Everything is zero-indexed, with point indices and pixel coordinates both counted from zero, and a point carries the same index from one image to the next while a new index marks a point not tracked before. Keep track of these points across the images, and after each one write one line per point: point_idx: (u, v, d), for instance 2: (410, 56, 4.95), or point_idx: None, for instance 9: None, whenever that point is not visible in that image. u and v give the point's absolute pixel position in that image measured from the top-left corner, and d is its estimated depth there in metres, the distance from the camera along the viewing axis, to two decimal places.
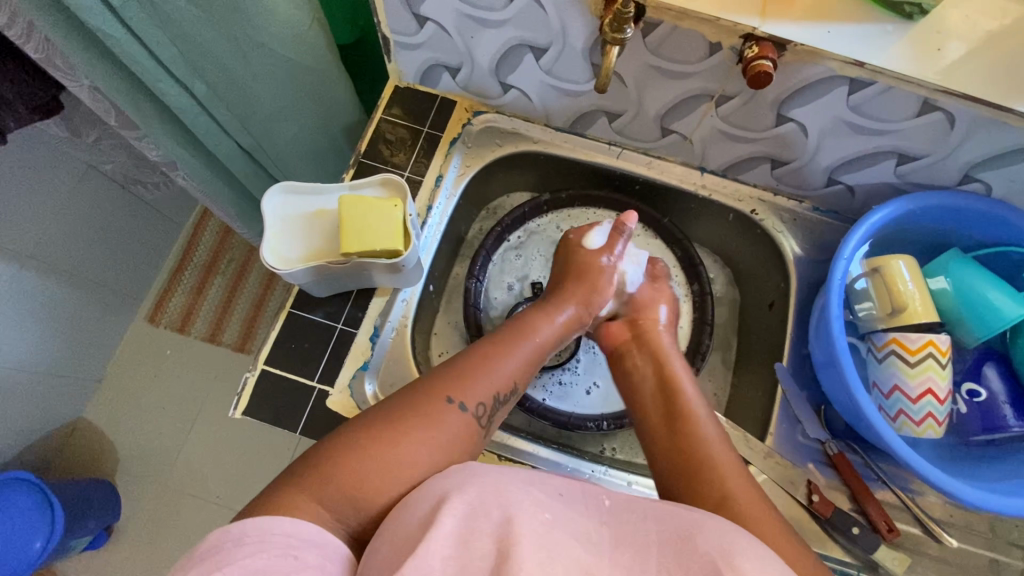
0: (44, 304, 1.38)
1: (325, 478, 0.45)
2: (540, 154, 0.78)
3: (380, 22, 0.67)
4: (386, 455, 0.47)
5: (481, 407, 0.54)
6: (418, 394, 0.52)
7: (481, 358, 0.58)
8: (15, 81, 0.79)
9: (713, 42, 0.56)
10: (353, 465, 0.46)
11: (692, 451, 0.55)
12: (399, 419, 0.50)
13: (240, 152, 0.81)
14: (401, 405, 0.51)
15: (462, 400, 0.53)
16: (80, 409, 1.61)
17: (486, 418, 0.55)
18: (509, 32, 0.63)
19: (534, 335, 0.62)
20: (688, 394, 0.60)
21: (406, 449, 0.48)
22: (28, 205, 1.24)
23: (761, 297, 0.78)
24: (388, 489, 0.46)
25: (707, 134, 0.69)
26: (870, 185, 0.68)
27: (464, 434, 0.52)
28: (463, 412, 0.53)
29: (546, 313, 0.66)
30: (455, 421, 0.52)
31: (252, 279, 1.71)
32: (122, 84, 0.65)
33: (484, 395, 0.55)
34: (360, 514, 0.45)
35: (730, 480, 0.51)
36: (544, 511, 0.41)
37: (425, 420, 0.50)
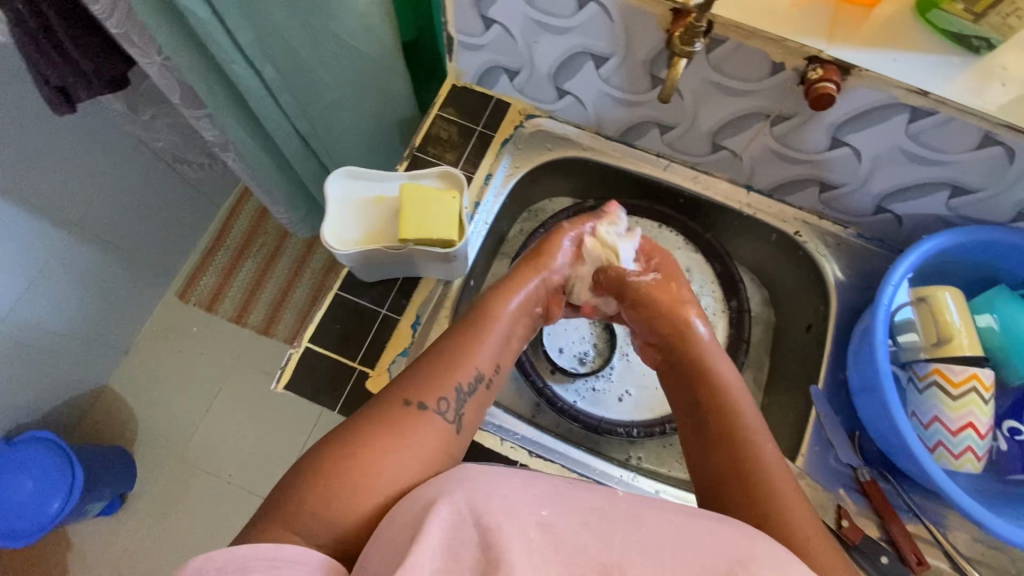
0: (81, 270, 1.43)
1: (295, 511, 0.44)
2: (588, 160, 0.79)
3: (447, 22, 0.70)
4: (354, 472, 0.46)
5: (444, 403, 0.53)
6: (374, 404, 0.52)
7: (443, 358, 0.56)
8: (92, 52, 0.83)
9: (777, 63, 0.57)
10: (316, 493, 0.45)
11: (736, 464, 0.52)
12: (360, 434, 0.49)
13: (296, 137, 0.84)
14: (364, 422, 0.50)
15: (422, 400, 0.52)
16: (106, 378, 1.65)
17: (454, 414, 0.53)
18: (574, 40, 0.65)
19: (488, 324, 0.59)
20: (737, 401, 0.56)
21: (378, 459, 0.47)
22: (80, 174, 1.30)
23: (798, 320, 0.78)
24: (365, 500, 0.45)
25: (758, 153, 0.70)
26: (918, 216, 0.68)
27: (439, 431, 0.51)
28: (426, 412, 0.52)
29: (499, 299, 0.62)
30: (423, 426, 0.51)
31: (281, 264, 1.74)
32: (197, 62, 0.68)
33: (446, 391, 0.53)
34: (332, 533, 0.44)
35: (782, 493, 0.49)
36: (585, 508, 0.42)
37: (395, 429, 0.49)
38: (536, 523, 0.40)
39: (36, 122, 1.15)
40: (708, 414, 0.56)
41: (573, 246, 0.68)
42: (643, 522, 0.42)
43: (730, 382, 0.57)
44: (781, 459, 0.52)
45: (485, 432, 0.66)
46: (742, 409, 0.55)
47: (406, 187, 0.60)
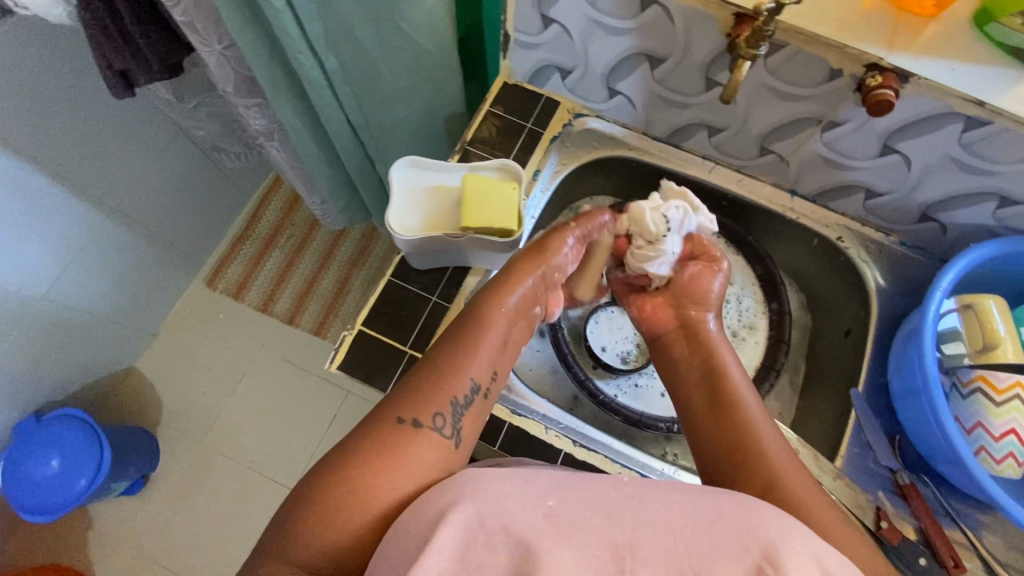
0: (116, 252, 1.46)
1: (296, 538, 0.47)
2: (634, 160, 0.81)
3: (506, 20, 0.72)
4: (348, 499, 0.47)
5: (438, 418, 0.54)
6: (368, 426, 0.53)
7: (431, 372, 0.56)
8: (155, 40, 0.86)
9: (835, 69, 0.59)
10: (314, 517, 0.47)
11: (740, 443, 0.57)
12: (354, 456, 0.50)
13: (348, 128, 0.86)
14: (358, 444, 0.51)
15: (417, 416, 0.53)
16: (133, 360, 1.67)
17: (450, 429, 0.54)
18: (632, 41, 0.66)
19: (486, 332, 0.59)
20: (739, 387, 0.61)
21: (373, 481, 0.48)
22: (122, 158, 1.33)
23: (836, 324, 0.79)
24: (356, 528, 0.47)
25: (805, 158, 0.71)
26: (964, 226, 0.69)
27: (431, 450, 0.52)
28: (421, 429, 0.52)
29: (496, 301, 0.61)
30: (417, 442, 0.51)
31: (309, 255, 1.76)
32: (264, 50, 0.71)
33: (440, 405, 0.54)
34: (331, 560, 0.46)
35: (781, 467, 0.55)
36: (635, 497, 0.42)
37: (390, 451, 0.50)
38: (542, 516, 0.41)
39: (86, 106, 1.18)
40: (716, 398, 0.61)
41: (574, 245, 0.68)
42: (703, 506, 0.43)
43: (734, 371, 0.63)
44: (778, 434, 0.59)
45: (530, 420, 0.68)
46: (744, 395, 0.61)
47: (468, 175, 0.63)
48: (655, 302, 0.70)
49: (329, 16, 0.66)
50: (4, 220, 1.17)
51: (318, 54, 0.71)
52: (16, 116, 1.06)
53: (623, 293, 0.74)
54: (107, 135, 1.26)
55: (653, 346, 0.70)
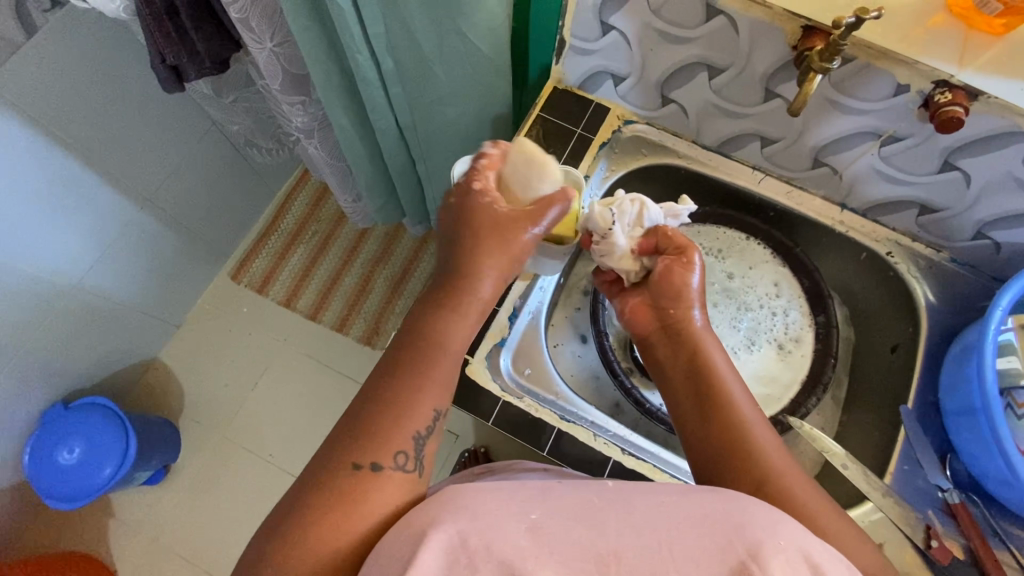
0: (146, 243, 1.47)
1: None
2: (682, 168, 0.81)
3: (563, 26, 0.72)
4: (306, 559, 0.43)
5: (402, 456, 0.48)
6: (330, 468, 0.47)
7: (381, 404, 0.50)
8: (208, 35, 0.86)
9: (903, 84, 0.58)
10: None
11: (737, 453, 0.51)
12: (308, 511, 0.45)
13: (395, 129, 0.87)
14: (310, 499, 0.45)
15: (374, 459, 0.47)
16: (157, 350, 1.69)
17: (415, 462, 0.49)
18: (692, 50, 0.67)
19: (441, 346, 0.53)
20: (733, 392, 0.55)
21: (330, 539, 0.43)
22: (157, 149, 1.34)
23: (882, 340, 0.79)
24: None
25: (860, 171, 0.71)
26: (1019, 245, 0.68)
27: (391, 493, 0.46)
28: (382, 471, 0.47)
29: (453, 310, 0.55)
30: (372, 486, 0.46)
31: (333, 252, 1.77)
32: (322, 49, 0.71)
33: (403, 442, 0.49)
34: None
35: (776, 468, 0.50)
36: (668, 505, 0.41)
37: (343, 502, 0.45)
38: (526, 530, 0.38)
39: (126, 98, 1.19)
40: (707, 404, 0.55)
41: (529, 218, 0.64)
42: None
43: (726, 373, 0.57)
44: (771, 432, 0.53)
45: (579, 425, 0.67)
46: (738, 397, 0.55)
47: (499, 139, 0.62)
48: (635, 301, 0.65)
49: (391, 16, 0.67)
50: (41, 209, 1.18)
51: (376, 54, 0.71)
52: (60, 106, 1.08)
53: (609, 288, 0.70)
54: (143, 128, 1.27)
55: (638, 345, 0.65)
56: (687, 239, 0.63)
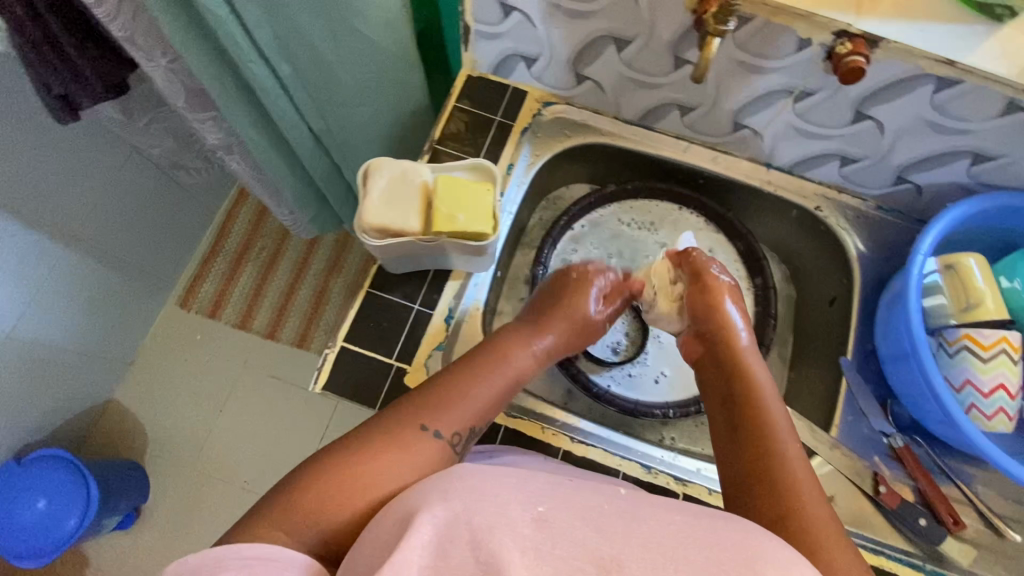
0: (78, 283, 1.39)
1: (295, 506, 0.47)
2: (607, 146, 0.80)
3: (464, 11, 0.69)
4: (353, 480, 0.48)
5: (455, 436, 0.55)
6: (394, 418, 0.54)
7: (453, 389, 0.57)
8: (95, 58, 0.81)
9: (804, 38, 0.57)
10: (319, 490, 0.48)
11: (759, 456, 0.53)
12: (368, 446, 0.51)
13: (310, 136, 0.83)
14: (373, 435, 0.52)
15: (437, 427, 0.54)
16: (111, 391, 1.61)
17: (460, 446, 0.55)
18: (597, 24, 0.64)
19: (510, 366, 0.61)
20: (771, 402, 0.57)
21: (378, 472, 0.49)
22: (74, 182, 1.26)
23: (821, 293, 0.79)
24: (351, 510, 0.47)
25: (779, 130, 0.71)
26: (938, 185, 0.69)
27: (438, 460, 0.52)
28: (437, 439, 0.53)
29: (525, 340, 0.64)
30: (426, 447, 0.52)
31: (284, 267, 1.71)
32: (212, 64, 0.67)
33: (459, 423, 0.55)
34: (325, 530, 0.47)
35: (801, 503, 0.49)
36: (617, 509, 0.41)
37: (398, 445, 0.51)
38: (530, 520, 0.40)
39: (26, 129, 1.10)
40: (740, 411, 0.58)
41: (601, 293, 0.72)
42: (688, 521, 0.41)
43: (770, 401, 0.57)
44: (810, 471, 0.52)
45: (525, 421, 0.67)
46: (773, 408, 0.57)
47: (374, 159, 0.59)
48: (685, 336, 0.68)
49: (277, 19, 0.62)
50: None
51: (270, 62, 0.67)
52: None
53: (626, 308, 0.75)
54: (53, 162, 1.19)
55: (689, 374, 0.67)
56: (707, 261, 0.69)
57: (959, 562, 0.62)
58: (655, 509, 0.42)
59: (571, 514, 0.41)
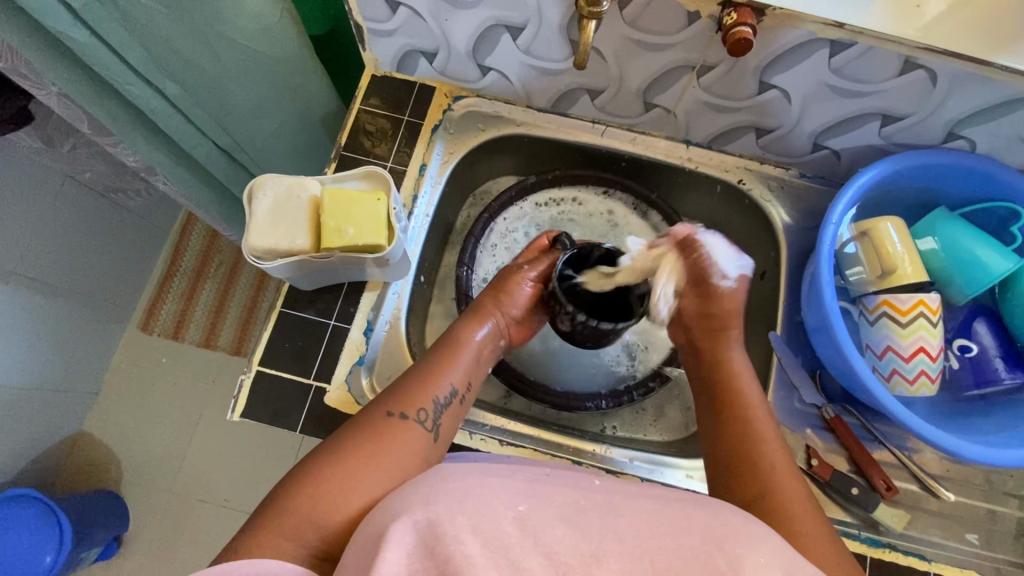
0: (28, 322, 1.16)
1: (284, 514, 0.44)
2: (524, 136, 0.78)
3: (351, 10, 0.66)
4: (333, 479, 0.46)
5: (422, 412, 0.54)
6: (361, 419, 0.53)
7: (416, 375, 0.58)
8: None
9: (692, 11, 0.55)
10: (307, 494, 0.45)
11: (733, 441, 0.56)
12: (342, 446, 0.49)
13: (220, 153, 0.79)
14: (342, 436, 0.51)
15: (402, 410, 0.54)
16: (50, 443, 1.33)
17: (431, 423, 0.54)
18: (485, 13, 0.61)
19: (463, 346, 0.62)
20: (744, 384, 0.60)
21: (354, 467, 0.47)
22: (11, 209, 1.06)
23: (753, 267, 0.78)
24: (345, 508, 0.45)
25: (690, 106, 0.68)
26: (854, 148, 0.68)
27: (419, 440, 0.52)
28: (406, 420, 0.53)
29: (475, 320, 0.65)
30: (397, 429, 0.52)
31: (244, 280, 1.47)
32: (93, 90, 0.62)
33: (424, 401, 0.55)
34: (321, 531, 0.43)
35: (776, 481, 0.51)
36: (523, 506, 0.38)
37: (369, 437, 0.50)
38: (511, 519, 0.36)
39: None
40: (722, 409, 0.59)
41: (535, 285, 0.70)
42: (617, 509, 0.39)
43: (752, 395, 0.59)
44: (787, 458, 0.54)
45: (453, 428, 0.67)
46: (750, 394, 0.59)
47: (260, 177, 0.59)
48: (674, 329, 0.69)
49: (147, 39, 0.59)
50: None
51: (151, 81, 0.63)
52: None
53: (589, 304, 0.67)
54: None
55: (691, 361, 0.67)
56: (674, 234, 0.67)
57: (895, 529, 0.61)
58: (572, 497, 0.40)
59: (556, 510, 0.38)
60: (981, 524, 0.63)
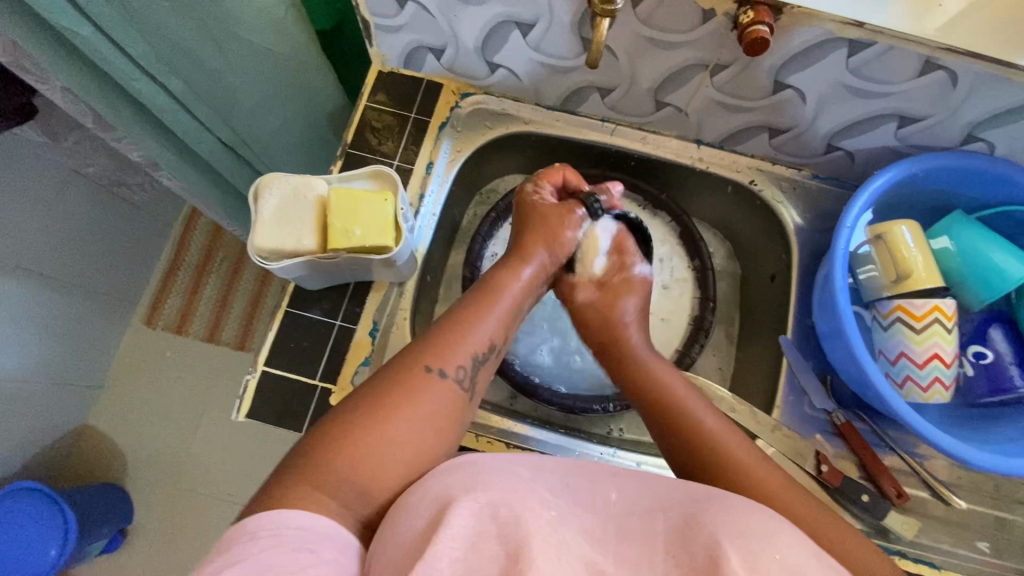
0: (32, 315, 1.16)
1: (324, 469, 0.44)
2: (532, 134, 0.77)
3: (358, 5, 0.65)
4: (373, 439, 0.46)
5: (461, 369, 0.53)
6: (395, 369, 0.51)
7: (453, 326, 0.55)
8: None
9: (707, 9, 0.54)
10: (343, 454, 0.45)
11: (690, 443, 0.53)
12: (380, 404, 0.48)
13: (225, 149, 0.79)
14: (378, 390, 0.49)
15: (441, 366, 0.52)
16: (54, 436, 1.33)
17: (468, 381, 0.53)
18: (495, 9, 0.60)
19: (506, 294, 0.59)
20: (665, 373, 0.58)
21: (395, 429, 0.47)
22: (15, 202, 1.05)
23: (763, 269, 0.77)
24: (386, 468, 0.46)
25: (702, 105, 0.67)
26: (869, 150, 0.66)
27: (451, 399, 0.51)
28: (445, 378, 0.52)
29: (518, 267, 0.61)
30: (436, 389, 0.51)
31: (248, 274, 1.46)
32: (96, 84, 0.61)
33: (462, 357, 0.53)
34: (365, 498, 0.44)
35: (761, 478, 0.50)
36: (553, 512, 0.42)
37: (407, 396, 0.49)
38: (549, 519, 0.41)
39: None
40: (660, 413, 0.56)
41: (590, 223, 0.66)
42: None
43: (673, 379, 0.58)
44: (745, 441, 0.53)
45: None
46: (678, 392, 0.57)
47: (266, 176, 0.58)
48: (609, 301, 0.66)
49: (150, 33, 0.58)
50: None
51: (155, 76, 0.62)
52: None
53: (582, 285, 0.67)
54: None
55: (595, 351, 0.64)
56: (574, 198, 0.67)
57: (905, 537, 0.61)
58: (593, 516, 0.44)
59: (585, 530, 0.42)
60: (991, 531, 0.63)
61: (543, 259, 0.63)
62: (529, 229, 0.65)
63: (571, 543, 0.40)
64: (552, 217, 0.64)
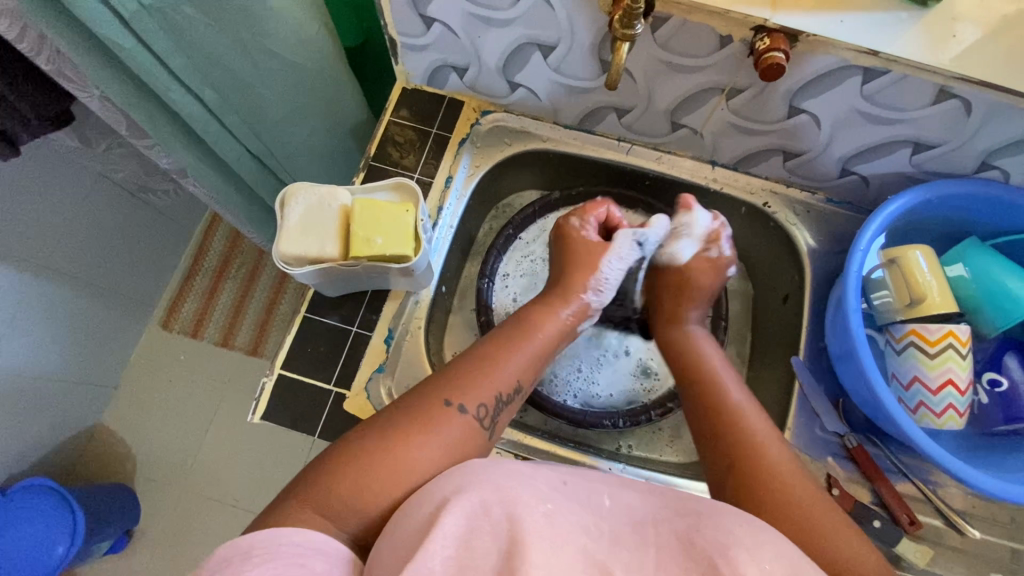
0: (53, 314, 1.19)
1: (330, 493, 0.45)
2: (549, 152, 0.78)
3: (386, 25, 0.67)
4: (385, 464, 0.47)
5: (480, 408, 0.53)
6: (418, 401, 0.52)
7: (482, 365, 0.56)
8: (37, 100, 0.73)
9: (724, 35, 0.55)
10: (351, 476, 0.46)
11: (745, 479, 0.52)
12: (394, 429, 0.49)
13: (251, 159, 0.81)
14: (398, 419, 0.50)
15: (463, 402, 0.52)
16: (68, 435, 1.35)
17: (488, 419, 0.53)
18: (518, 31, 0.63)
19: (535, 333, 0.60)
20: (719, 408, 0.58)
21: (408, 456, 0.47)
22: (44, 205, 1.09)
23: (776, 290, 0.78)
24: (393, 495, 0.46)
25: (718, 128, 0.69)
26: (884, 175, 0.67)
27: (465, 436, 0.51)
28: (463, 414, 0.52)
29: (550, 308, 0.63)
30: (455, 424, 0.51)
31: (264, 280, 1.49)
32: (134, 94, 0.64)
33: (485, 396, 0.54)
34: (362, 522, 0.45)
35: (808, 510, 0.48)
36: (551, 505, 0.43)
37: (423, 426, 0.50)
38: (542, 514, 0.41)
39: None
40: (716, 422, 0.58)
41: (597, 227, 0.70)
42: None
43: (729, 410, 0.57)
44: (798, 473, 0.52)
45: None
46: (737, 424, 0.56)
47: (293, 186, 0.60)
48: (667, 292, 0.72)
49: (189, 47, 0.61)
50: None
51: (191, 88, 0.65)
52: None
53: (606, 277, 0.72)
54: (17, 177, 1.01)
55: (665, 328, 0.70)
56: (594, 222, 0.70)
57: (917, 565, 0.61)
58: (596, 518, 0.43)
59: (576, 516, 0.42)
60: (1007, 564, 0.61)
61: (573, 304, 0.64)
62: (565, 269, 0.67)
63: (584, 537, 0.41)
64: (585, 264, 0.66)
